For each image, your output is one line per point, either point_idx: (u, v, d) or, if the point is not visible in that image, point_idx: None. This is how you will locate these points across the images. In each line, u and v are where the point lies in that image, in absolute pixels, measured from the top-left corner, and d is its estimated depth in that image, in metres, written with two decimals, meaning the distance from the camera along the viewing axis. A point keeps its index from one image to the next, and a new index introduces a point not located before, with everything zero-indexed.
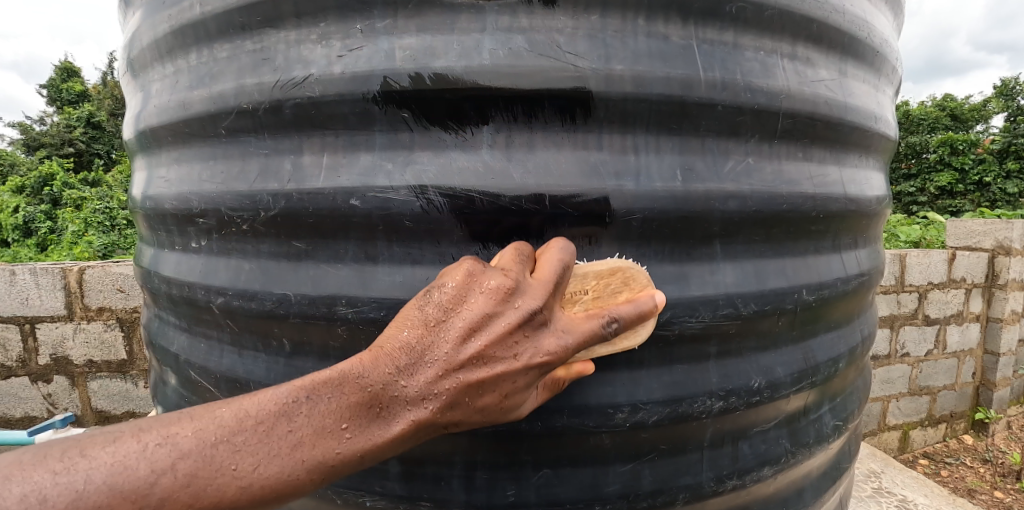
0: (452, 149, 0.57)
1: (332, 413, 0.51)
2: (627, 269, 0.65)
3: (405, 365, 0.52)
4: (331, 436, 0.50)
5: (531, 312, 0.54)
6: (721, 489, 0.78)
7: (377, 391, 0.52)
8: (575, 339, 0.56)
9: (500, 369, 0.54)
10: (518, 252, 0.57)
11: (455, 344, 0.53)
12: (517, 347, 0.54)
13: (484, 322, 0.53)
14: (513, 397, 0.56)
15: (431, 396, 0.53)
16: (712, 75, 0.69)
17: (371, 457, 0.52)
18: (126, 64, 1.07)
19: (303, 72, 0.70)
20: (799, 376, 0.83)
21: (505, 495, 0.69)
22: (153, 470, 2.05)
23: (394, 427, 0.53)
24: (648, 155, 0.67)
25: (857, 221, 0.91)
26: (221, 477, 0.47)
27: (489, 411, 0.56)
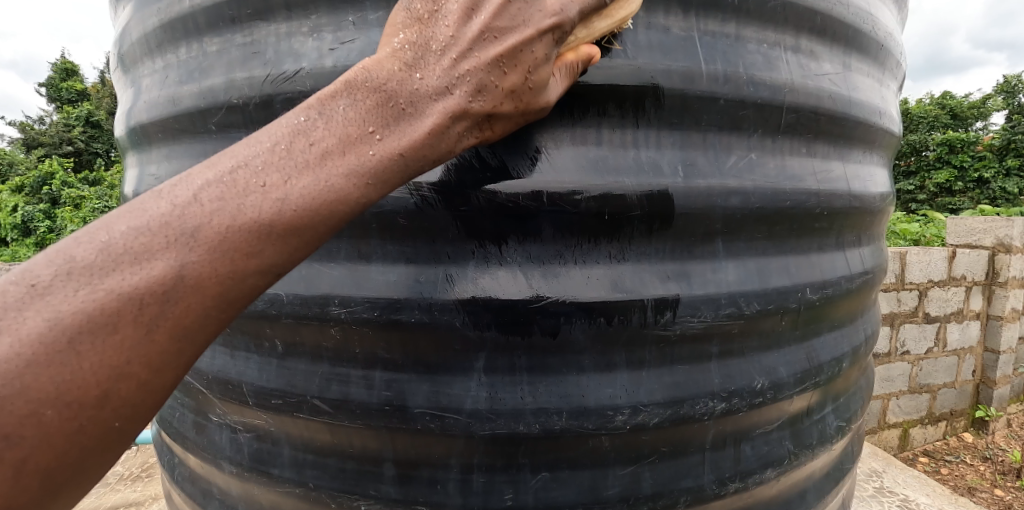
0: (427, 28, 0.51)
1: (353, 121, 0.48)
2: (656, 125, 0.61)
3: (420, 62, 0.50)
4: (362, 143, 0.48)
5: (547, 15, 0.51)
6: (723, 491, 0.76)
7: (391, 90, 0.49)
8: (604, 46, 0.54)
9: (512, 39, 0.50)
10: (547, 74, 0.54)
11: (456, 26, 0.50)
12: (522, 14, 0.51)
13: (497, 36, 0.50)
14: (538, 76, 0.53)
15: (455, 81, 0.50)
16: (713, 68, 0.67)
17: (409, 155, 0.50)
18: (117, 59, 1.05)
19: (294, 65, 0.68)
20: (802, 377, 0.81)
21: (502, 499, 0.67)
22: (149, 470, 2.03)
23: (426, 122, 0.50)
24: (648, 150, 0.66)
25: (861, 218, 0.89)
26: (297, 149, 0.46)
27: (517, 96, 0.53)
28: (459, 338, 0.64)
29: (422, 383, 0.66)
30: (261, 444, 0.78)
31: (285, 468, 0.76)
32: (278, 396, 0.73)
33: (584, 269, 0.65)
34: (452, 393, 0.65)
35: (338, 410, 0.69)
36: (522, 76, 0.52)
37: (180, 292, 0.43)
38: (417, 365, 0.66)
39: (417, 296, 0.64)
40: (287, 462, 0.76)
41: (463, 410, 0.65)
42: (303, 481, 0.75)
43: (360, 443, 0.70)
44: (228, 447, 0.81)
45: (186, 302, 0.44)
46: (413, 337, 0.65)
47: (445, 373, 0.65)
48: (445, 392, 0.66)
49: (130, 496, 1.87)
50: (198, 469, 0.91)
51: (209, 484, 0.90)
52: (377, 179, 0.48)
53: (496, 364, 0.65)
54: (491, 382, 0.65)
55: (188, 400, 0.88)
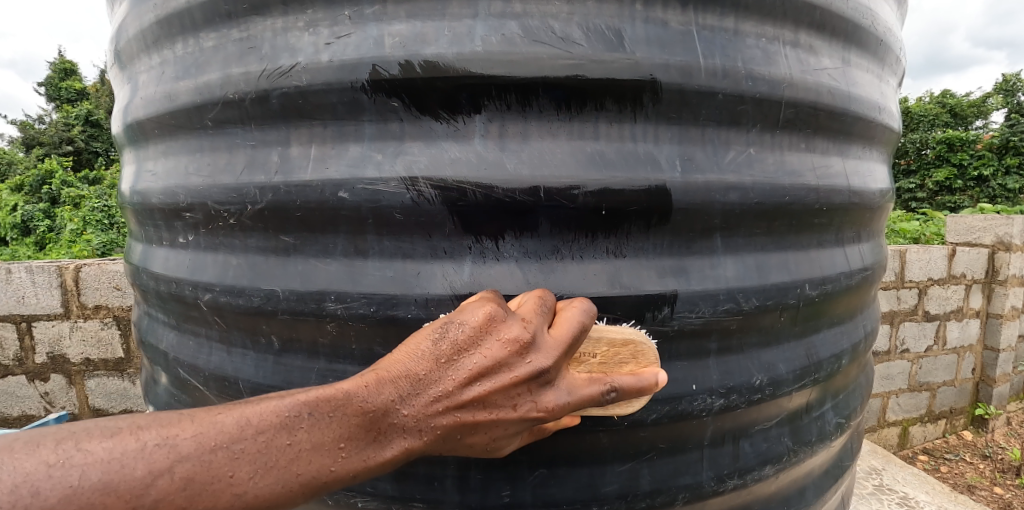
0: (443, 327, 0.52)
1: (332, 433, 0.49)
2: (641, 343, 0.63)
3: (408, 393, 0.51)
4: (325, 455, 0.48)
5: (541, 370, 0.53)
6: (721, 488, 0.76)
7: (376, 417, 0.50)
8: (575, 398, 0.55)
9: (505, 377, 0.52)
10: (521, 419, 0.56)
11: (460, 385, 0.51)
12: (517, 398, 0.53)
13: (495, 369, 0.52)
14: (501, 440, 0.55)
15: (427, 430, 0.51)
16: (712, 62, 0.67)
17: (360, 477, 0.51)
18: (114, 55, 1.05)
19: (290, 61, 0.68)
20: (801, 373, 0.81)
21: (499, 495, 0.67)
22: (148, 469, 2.03)
23: (388, 453, 0.51)
24: (646, 145, 0.65)
25: (860, 214, 0.88)
26: (274, 470, 0.47)
27: (474, 449, 0.56)
28: None
29: None
30: None
31: None
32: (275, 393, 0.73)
33: (582, 264, 0.64)
34: None
35: None
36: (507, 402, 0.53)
37: (275, 452, 0.47)
38: None
39: (414, 292, 0.64)
40: None
41: None
42: None
43: None
44: None
45: (260, 430, 0.47)
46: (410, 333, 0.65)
47: None
48: None
49: None
50: None
51: None
52: (319, 491, 0.49)
53: None
54: None
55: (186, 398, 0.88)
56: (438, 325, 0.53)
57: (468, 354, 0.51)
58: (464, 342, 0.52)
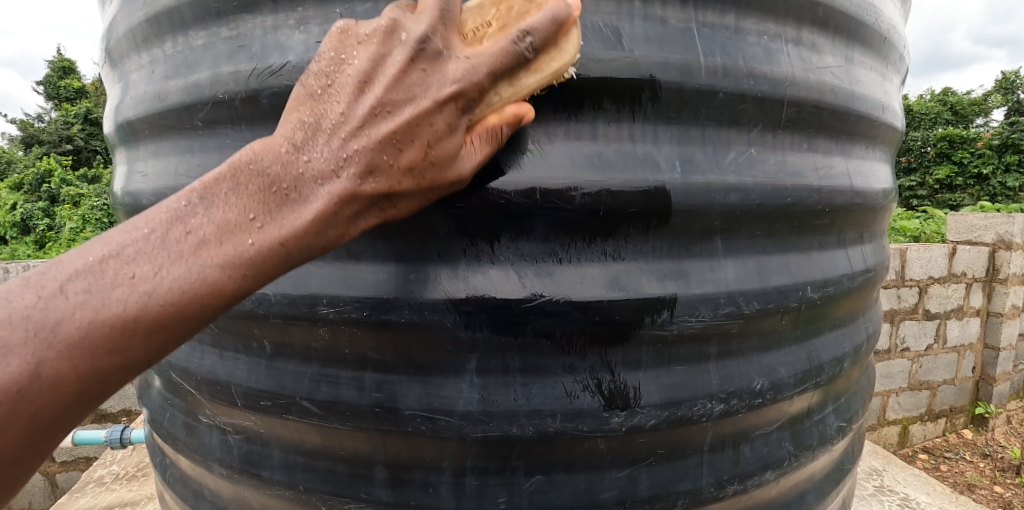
0: (320, 104, 0.50)
1: (236, 208, 0.47)
2: (561, 168, 0.56)
3: (308, 141, 0.49)
4: (241, 231, 0.47)
5: (421, 38, 0.49)
6: (721, 494, 0.75)
7: (278, 175, 0.48)
8: (482, 60, 0.50)
9: (408, 114, 0.48)
10: (453, 145, 0.51)
11: (351, 99, 0.48)
12: (416, 83, 0.48)
13: (378, 69, 0.49)
14: (439, 149, 0.50)
15: (342, 163, 0.48)
16: (712, 60, 0.66)
17: (290, 244, 0.48)
18: (105, 54, 1.03)
19: (280, 59, 0.66)
20: (803, 377, 0.80)
21: (495, 502, 0.66)
22: (144, 469, 2.01)
23: (312, 208, 0.48)
24: (645, 145, 0.64)
25: (863, 215, 0.87)
26: (212, 245, 0.46)
27: (420, 169, 0.50)
28: (451, 338, 0.63)
29: (413, 384, 0.65)
30: (251, 446, 0.76)
31: (275, 471, 0.74)
32: (267, 398, 0.71)
33: (580, 267, 0.63)
34: (444, 395, 0.64)
35: (328, 413, 0.68)
36: (421, 151, 0.49)
37: (100, 300, 0.44)
38: (408, 365, 0.64)
39: (407, 296, 0.63)
40: (278, 464, 0.74)
41: (455, 412, 0.63)
42: (293, 484, 0.73)
43: (351, 445, 0.69)
44: (218, 449, 0.79)
45: (150, 292, 0.45)
46: (404, 338, 0.64)
47: (437, 374, 0.64)
48: (437, 393, 0.64)
49: (124, 497, 1.84)
50: (189, 471, 0.89)
51: (200, 486, 0.88)
52: (261, 264, 0.48)
53: (489, 365, 0.63)
54: (484, 383, 0.63)
55: (178, 401, 0.86)
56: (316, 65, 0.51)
57: (361, 93, 0.48)
58: (331, 69, 0.50)
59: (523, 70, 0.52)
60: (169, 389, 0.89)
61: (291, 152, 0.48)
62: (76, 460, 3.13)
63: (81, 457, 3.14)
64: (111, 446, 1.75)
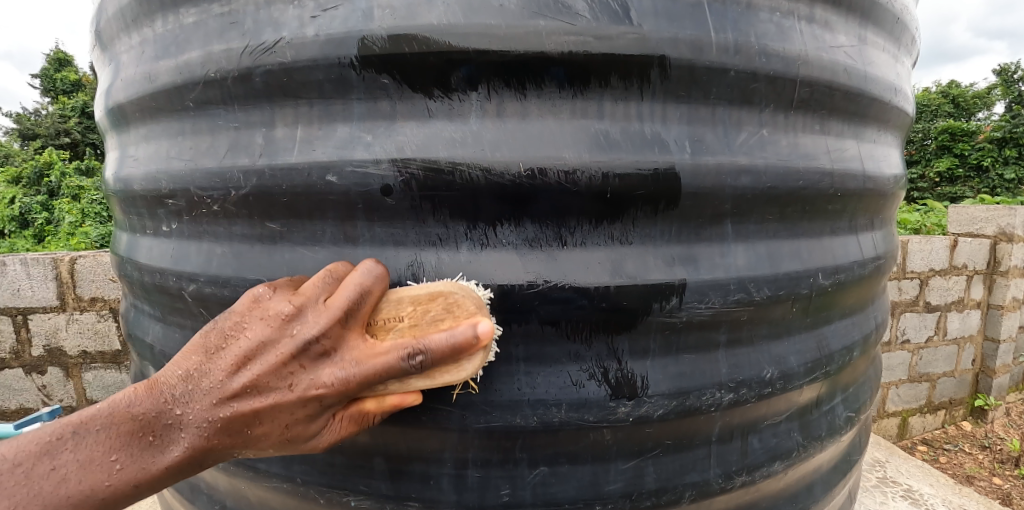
0: (227, 330, 0.52)
1: (125, 433, 0.52)
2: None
3: (181, 393, 0.52)
4: (100, 470, 0.51)
5: (307, 341, 0.51)
6: (729, 485, 0.73)
7: (153, 420, 0.52)
8: (341, 298, 0.52)
9: (283, 395, 0.51)
10: (316, 430, 0.53)
11: (228, 374, 0.51)
12: (293, 377, 0.51)
13: (260, 350, 0.51)
14: (300, 432, 0.53)
15: (215, 412, 0.51)
16: (724, 37, 0.63)
17: (149, 485, 0.53)
18: (95, 37, 1.00)
19: (274, 36, 0.63)
20: (812, 366, 0.78)
21: (498, 495, 0.64)
22: (143, 462, 1.99)
23: (173, 458, 0.52)
24: (654, 125, 0.61)
25: (874, 201, 0.85)
26: (71, 482, 0.51)
27: (276, 444, 0.53)
28: None
29: None
30: None
31: (271, 463, 0.72)
32: None
33: (586, 251, 0.60)
34: (445, 385, 0.62)
35: None
36: (295, 414, 0.52)
37: (82, 452, 0.51)
38: None
39: (407, 281, 0.60)
40: (274, 456, 0.72)
41: (457, 402, 0.61)
42: (290, 476, 0.71)
43: (349, 436, 0.67)
44: None
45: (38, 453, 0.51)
46: None
47: None
48: (438, 383, 0.62)
49: None
50: None
51: (196, 478, 0.87)
52: (137, 489, 0.52)
53: (492, 354, 0.61)
54: (487, 373, 0.61)
55: None
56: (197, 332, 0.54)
57: (245, 371, 0.51)
58: (233, 329, 0.52)
59: (403, 326, 0.53)
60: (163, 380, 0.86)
61: (187, 379, 0.52)
62: None
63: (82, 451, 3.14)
64: None
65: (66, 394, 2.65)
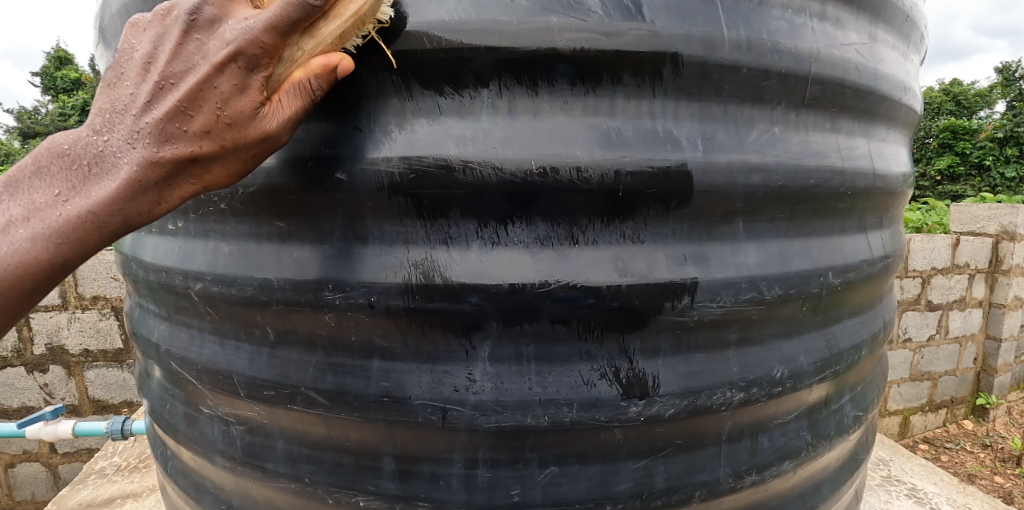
0: (111, 91, 0.54)
1: (56, 185, 0.54)
2: (353, 3, 0.52)
3: (115, 118, 0.53)
4: (50, 207, 0.53)
5: (202, 21, 0.50)
6: (739, 485, 0.73)
7: (76, 152, 0.53)
8: (261, 19, 0.49)
9: (189, 84, 0.50)
10: (251, 104, 0.51)
11: (136, 82, 0.52)
12: (194, 108, 0.50)
13: (161, 93, 0.51)
14: (232, 108, 0.51)
15: (134, 136, 0.51)
16: (736, 34, 0.62)
17: (98, 212, 0.52)
18: (99, 34, 0.99)
19: None
20: (821, 365, 0.77)
21: (508, 495, 0.63)
22: (145, 460, 1.99)
23: (110, 185, 0.52)
24: (666, 122, 0.61)
25: (883, 199, 0.84)
26: (14, 241, 0.53)
27: (219, 132, 0.51)
28: (462, 324, 0.60)
29: (422, 372, 0.62)
30: (253, 437, 0.74)
31: (279, 463, 0.72)
32: (270, 388, 0.69)
33: (596, 250, 0.60)
34: (455, 385, 0.61)
35: (333, 403, 0.65)
36: (210, 114, 0.50)
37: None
38: (418, 354, 0.62)
39: (417, 280, 0.60)
40: (282, 456, 0.72)
41: (467, 402, 0.61)
42: (298, 476, 0.71)
43: (358, 436, 0.66)
44: (220, 440, 0.77)
45: None
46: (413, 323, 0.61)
47: (448, 361, 0.61)
48: (448, 382, 0.61)
49: (126, 488, 1.83)
50: (190, 463, 0.87)
51: (202, 478, 0.86)
52: (68, 234, 0.53)
53: (502, 353, 0.60)
54: (497, 372, 0.61)
55: (179, 392, 0.84)
56: (109, 67, 0.55)
57: (145, 72, 0.52)
58: (147, 56, 0.53)
59: (338, 105, 0.51)
60: (169, 379, 0.86)
61: (88, 135, 0.54)
62: (78, 451, 3.14)
63: (84, 449, 3.14)
64: (112, 436, 1.74)
65: (68, 393, 2.66)
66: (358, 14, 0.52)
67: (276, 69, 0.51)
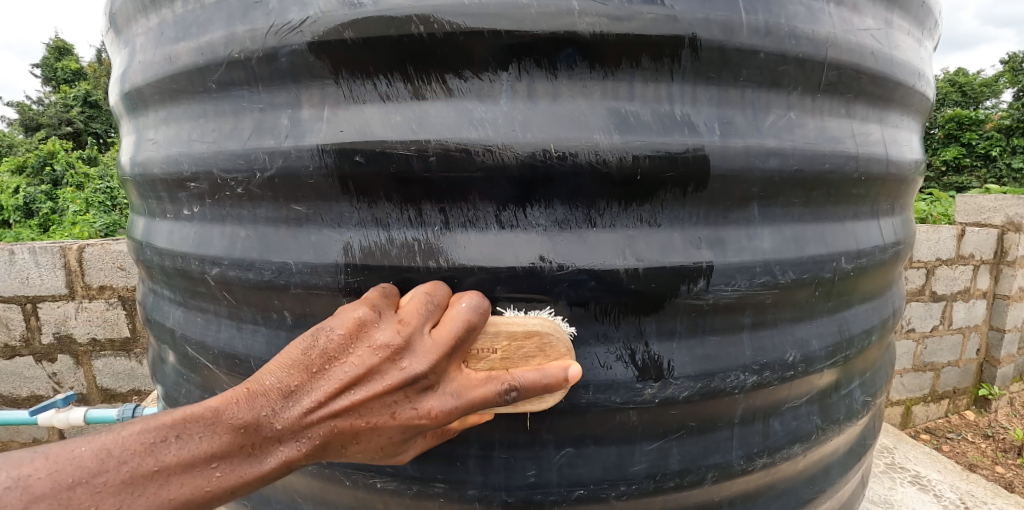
0: (267, 405, 0.50)
1: (203, 451, 0.48)
2: (521, 250, 0.58)
3: (282, 406, 0.50)
4: (198, 476, 0.49)
5: (416, 375, 0.52)
6: (751, 467, 0.74)
7: (248, 430, 0.50)
8: (463, 399, 0.54)
9: (372, 426, 0.52)
10: (405, 447, 0.56)
11: (306, 411, 0.51)
12: (394, 407, 0.52)
13: (362, 378, 0.51)
14: (389, 451, 0.55)
15: (303, 435, 0.51)
16: (755, 18, 0.62)
17: (241, 488, 0.50)
18: (109, 19, 0.99)
19: (299, 15, 0.62)
20: (833, 350, 0.78)
21: (525, 476, 0.64)
22: (156, 447, 2.01)
23: (267, 464, 0.51)
24: (684, 107, 0.61)
25: (896, 185, 0.85)
26: (174, 477, 0.48)
27: (366, 447, 0.54)
28: None
29: None
30: None
31: None
32: None
33: (614, 233, 0.61)
34: None
35: None
36: (386, 440, 0.54)
37: (140, 483, 0.47)
38: None
39: (436, 263, 0.60)
40: None
41: None
42: (315, 458, 0.72)
43: None
44: None
45: (123, 460, 0.47)
46: None
47: None
48: None
49: None
50: None
51: None
52: (213, 500, 0.49)
53: None
54: None
55: (195, 377, 0.85)
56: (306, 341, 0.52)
57: (337, 394, 0.51)
58: (330, 356, 0.51)
59: (493, 407, 0.56)
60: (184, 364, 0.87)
61: (267, 416, 0.50)
62: None
63: (93, 438, 3.17)
64: (122, 424, 1.75)
65: (76, 381, 2.69)
66: (546, 348, 0.58)
67: (467, 343, 0.55)
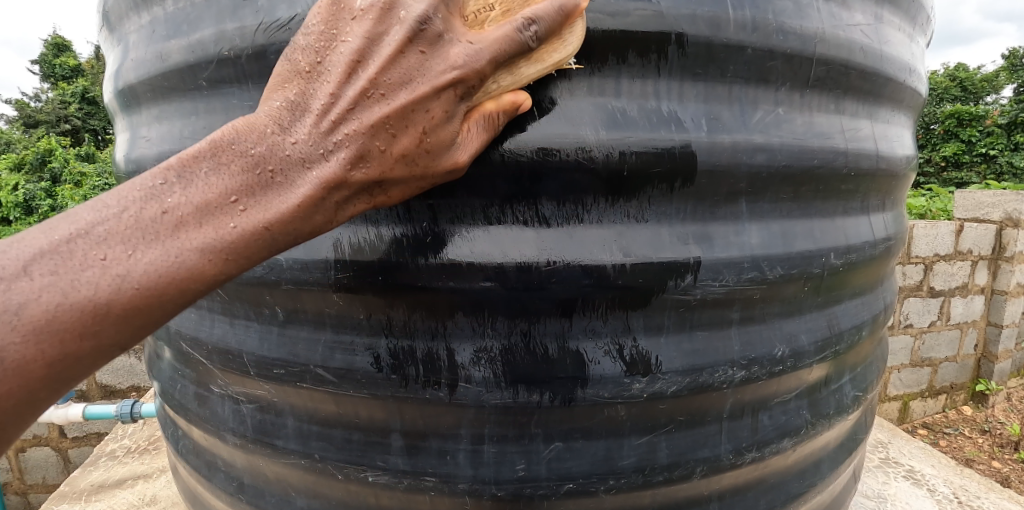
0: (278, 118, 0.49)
1: (215, 188, 0.47)
2: (551, 85, 0.53)
3: (294, 125, 0.49)
4: (222, 212, 0.47)
5: (425, 117, 0.48)
6: (740, 461, 0.74)
7: (259, 153, 0.47)
8: (473, 54, 0.49)
9: (396, 105, 0.48)
10: (451, 119, 0.50)
11: (327, 130, 0.48)
12: (412, 127, 0.48)
13: (364, 109, 0.48)
14: (444, 143, 0.50)
15: (330, 148, 0.48)
16: (742, 14, 0.62)
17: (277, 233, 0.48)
18: (103, 16, 0.99)
19: (288, 12, 0.62)
20: (822, 345, 0.78)
21: (514, 469, 0.65)
22: (156, 443, 2.02)
23: (297, 190, 0.48)
24: (671, 103, 0.62)
25: (886, 181, 0.85)
26: (190, 216, 0.46)
27: (415, 140, 0.50)
28: (469, 302, 0.61)
29: (428, 350, 0.63)
30: (264, 416, 0.75)
31: (289, 440, 0.73)
32: (280, 366, 0.70)
33: (601, 230, 0.61)
34: (461, 361, 0.63)
35: (342, 381, 0.66)
36: (427, 182, 0.50)
37: (156, 240, 0.45)
38: (426, 332, 0.63)
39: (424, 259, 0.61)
40: (292, 433, 0.73)
41: (473, 379, 0.62)
42: (307, 453, 0.72)
43: (366, 413, 0.68)
44: (232, 419, 0.79)
45: (135, 221, 0.45)
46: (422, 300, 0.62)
47: (455, 339, 0.63)
48: (453, 360, 0.63)
49: (137, 470, 1.86)
50: (201, 441, 0.89)
51: (213, 456, 0.88)
52: (237, 254, 0.48)
53: (508, 330, 0.62)
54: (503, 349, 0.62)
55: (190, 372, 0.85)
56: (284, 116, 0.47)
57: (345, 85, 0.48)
58: (309, 85, 0.47)
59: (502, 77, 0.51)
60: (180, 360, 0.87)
61: (273, 133, 0.48)
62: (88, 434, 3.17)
63: (93, 433, 3.18)
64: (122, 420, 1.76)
65: None
66: (505, 29, 0.52)
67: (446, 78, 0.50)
